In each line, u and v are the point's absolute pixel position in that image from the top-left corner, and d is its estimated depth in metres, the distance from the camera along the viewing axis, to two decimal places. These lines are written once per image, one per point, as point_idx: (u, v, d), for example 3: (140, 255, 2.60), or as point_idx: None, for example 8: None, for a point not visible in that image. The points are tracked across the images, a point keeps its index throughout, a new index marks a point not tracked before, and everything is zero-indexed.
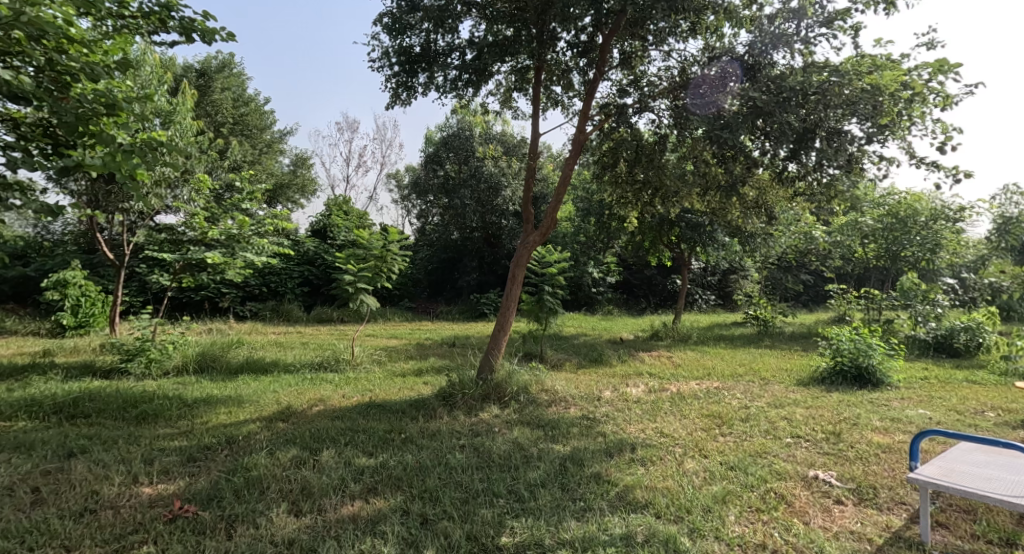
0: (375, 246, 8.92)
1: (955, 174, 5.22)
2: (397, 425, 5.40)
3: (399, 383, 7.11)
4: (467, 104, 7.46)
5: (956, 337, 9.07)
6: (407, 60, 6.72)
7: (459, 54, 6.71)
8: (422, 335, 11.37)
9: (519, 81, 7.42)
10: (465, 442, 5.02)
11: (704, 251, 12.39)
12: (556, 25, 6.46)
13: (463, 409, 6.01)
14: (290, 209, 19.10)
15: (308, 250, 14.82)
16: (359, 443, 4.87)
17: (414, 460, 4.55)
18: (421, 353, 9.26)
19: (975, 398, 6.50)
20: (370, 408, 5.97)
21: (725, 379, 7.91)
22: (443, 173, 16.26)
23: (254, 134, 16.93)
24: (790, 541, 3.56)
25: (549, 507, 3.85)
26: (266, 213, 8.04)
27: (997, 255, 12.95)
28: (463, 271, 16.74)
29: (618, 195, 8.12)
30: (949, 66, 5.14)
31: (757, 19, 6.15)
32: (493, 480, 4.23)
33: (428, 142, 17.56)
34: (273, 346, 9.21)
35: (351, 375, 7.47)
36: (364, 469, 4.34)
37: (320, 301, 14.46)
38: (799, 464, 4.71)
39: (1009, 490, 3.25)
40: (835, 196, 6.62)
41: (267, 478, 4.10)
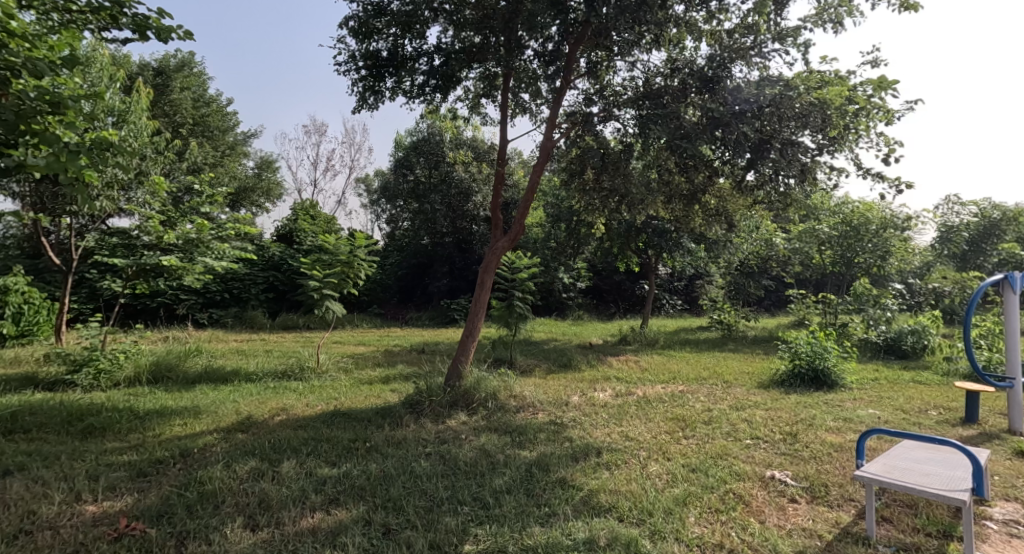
0: (342, 252, 8.78)
1: (897, 185, 5.47)
2: (363, 434, 5.35)
3: (366, 391, 7.05)
4: (435, 110, 7.50)
5: (904, 340, 9.44)
6: (373, 65, 6.70)
7: (427, 60, 6.73)
8: (390, 342, 11.30)
9: (488, 88, 7.49)
10: (431, 450, 5.00)
11: (669, 257, 12.62)
12: (524, 33, 6.48)
13: (430, 416, 5.99)
14: (254, 214, 18.79)
15: (272, 255, 14.55)
16: (322, 453, 4.82)
17: (378, 469, 4.52)
18: (389, 360, 9.20)
19: (920, 398, 6.78)
20: (334, 417, 5.91)
21: (689, 382, 8.08)
22: (414, 178, 16.29)
23: (215, 135, 16.61)
24: (746, 540, 3.65)
25: (513, 514, 3.87)
26: (227, 217, 7.90)
27: (942, 262, 13.55)
28: (434, 276, 16.69)
29: (585, 202, 8.24)
30: (888, 83, 5.42)
31: (717, 33, 6.56)
32: (458, 487, 4.23)
33: (397, 147, 17.54)
34: (235, 354, 9.03)
35: (316, 383, 7.37)
36: (326, 479, 4.29)
37: (285, 308, 14.25)
38: (757, 465, 4.85)
39: (945, 484, 3.41)
40: (792, 205, 6.84)
41: (223, 492, 4.02)
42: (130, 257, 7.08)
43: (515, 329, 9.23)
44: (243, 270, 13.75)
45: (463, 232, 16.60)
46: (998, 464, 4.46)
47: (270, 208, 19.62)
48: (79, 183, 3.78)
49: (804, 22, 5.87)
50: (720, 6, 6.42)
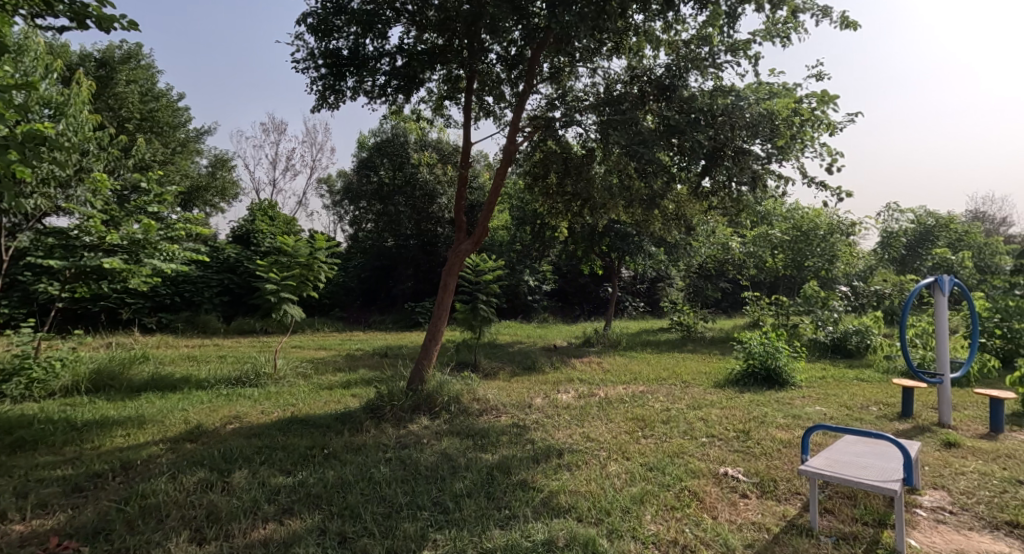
0: (301, 253, 8.65)
1: (839, 194, 5.70)
2: (321, 441, 5.29)
3: (325, 396, 6.96)
4: (398, 111, 7.46)
5: (849, 339, 9.85)
6: (334, 63, 6.62)
7: (389, 60, 6.71)
8: (351, 346, 11.17)
9: (451, 89, 7.52)
10: (392, 455, 4.99)
11: (631, 259, 12.85)
12: (487, 36, 6.51)
13: (391, 421, 5.96)
14: (207, 214, 18.33)
15: (227, 256, 14.21)
16: (276, 462, 4.75)
17: (336, 476, 4.48)
18: (350, 364, 9.10)
19: (863, 394, 7.10)
20: (291, 424, 5.82)
21: (649, 382, 8.25)
22: (377, 179, 16.17)
23: (165, 132, 16.14)
24: (699, 536, 3.75)
25: (473, 518, 3.89)
26: (178, 217, 7.72)
27: (884, 266, 14.27)
28: (398, 279, 16.56)
29: (549, 205, 8.41)
30: (830, 98, 5.73)
31: (675, 43, 6.79)
32: (418, 492, 4.23)
33: (361, 147, 17.40)
34: (185, 360, 8.79)
35: (272, 390, 7.23)
36: (279, 489, 4.24)
37: (241, 312, 13.94)
38: (711, 462, 5.00)
39: (881, 476, 3.58)
40: (745, 210, 7.05)
41: (167, 505, 3.92)
42: (69, 258, 6.76)
43: (478, 332, 9.23)
44: (195, 272, 13.39)
45: (427, 234, 16.49)
46: (928, 455, 4.71)
47: (225, 208, 19.19)
48: (8, 177, 3.64)
49: (754, 35, 6.13)
50: (677, 17, 6.61)
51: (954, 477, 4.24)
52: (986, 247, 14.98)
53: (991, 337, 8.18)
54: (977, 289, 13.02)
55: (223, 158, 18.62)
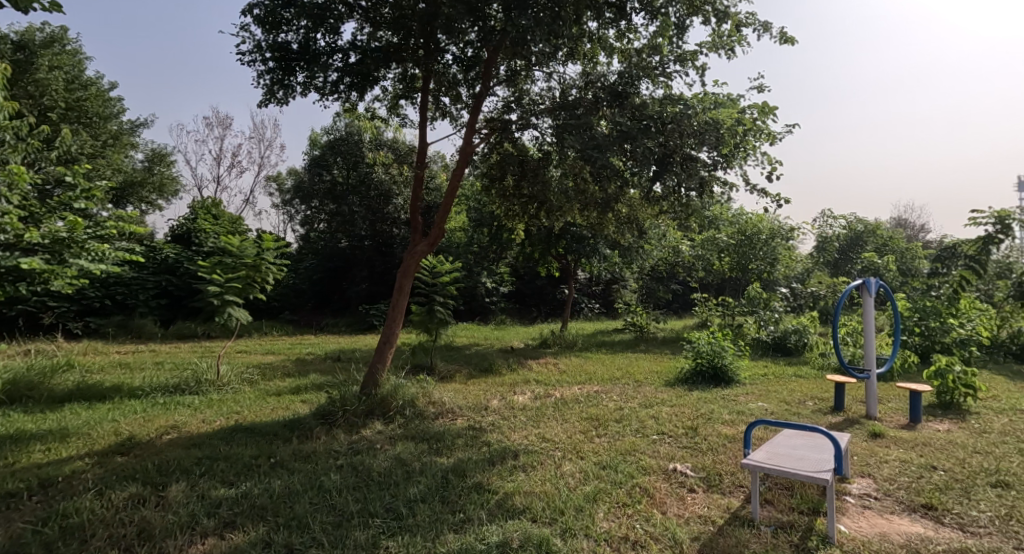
0: (248, 254, 8.41)
1: (779, 201, 6.03)
2: (267, 449, 5.23)
3: (272, 403, 6.86)
4: (351, 108, 7.40)
5: (789, 338, 10.31)
6: (283, 57, 6.49)
7: (341, 56, 6.65)
8: (302, 350, 11.00)
9: (407, 89, 7.54)
10: (343, 462, 4.98)
11: (587, 262, 13.08)
12: (443, 37, 6.57)
13: (343, 427, 5.94)
14: (143, 211, 17.67)
15: (166, 257, 13.73)
16: (217, 473, 4.67)
17: (282, 486, 4.45)
18: (300, 369, 8.97)
19: (801, 390, 7.48)
20: (235, 433, 5.73)
21: (603, 382, 8.46)
22: (330, 178, 16.13)
23: (94, 122, 15.48)
24: (648, 531, 3.89)
25: (426, 523, 3.94)
26: (108, 214, 7.46)
27: (819, 269, 15.04)
28: (352, 281, 16.37)
29: (505, 207, 8.54)
30: (769, 109, 6.07)
31: (627, 51, 7.05)
32: (369, 500, 4.24)
33: (312, 145, 17.18)
34: (116, 368, 8.48)
35: (215, 397, 7.08)
36: (221, 502, 4.18)
37: (181, 316, 13.52)
38: (661, 458, 5.20)
39: (815, 467, 3.82)
40: (693, 215, 7.31)
41: (93, 524, 3.81)
42: None
43: (434, 334, 9.24)
44: (129, 274, 12.91)
45: (382, 235, 16.31)
46: (857, 445, 5.04)
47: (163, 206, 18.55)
48: None
49: (701, 46, 6.41)
50: (629, 26, 6.83)
51: (878, 465, 4.56)
52: (907, 252, 16.04)
53: (911, 334, 8.77)
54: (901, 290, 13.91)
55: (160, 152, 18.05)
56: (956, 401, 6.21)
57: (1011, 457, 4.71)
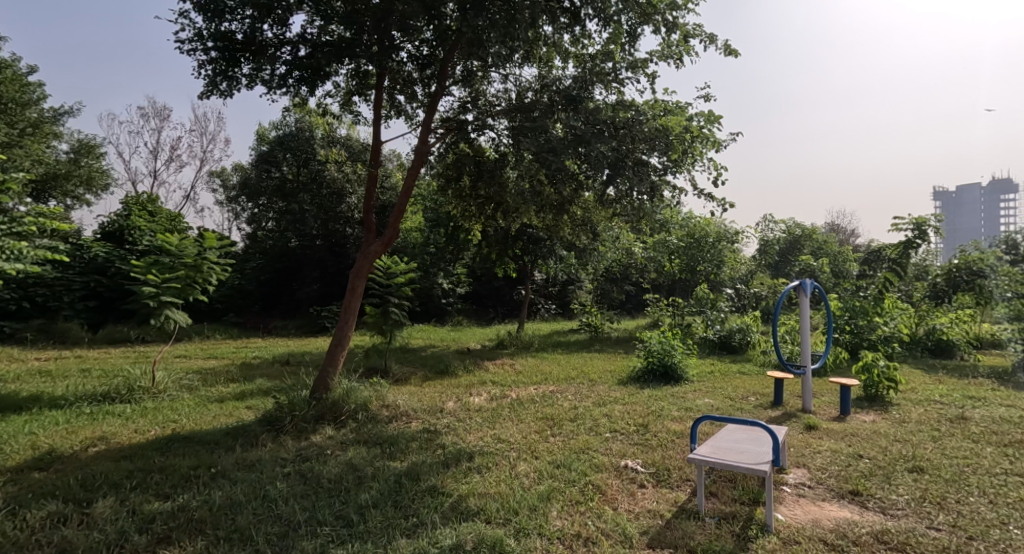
0: (188, 253, 7.99)
1: (723, 205, 6.31)
2: (206, 459, 5.11)
3: (214, 410, 6.71)
4: (303, 103, 7.28)
5: (733, 337, 10.71)
6: (226, 47, 6.21)
7: (290, 49, 6.39)
8: (247, 354, 10.74)
9: (360, 86, 7.50)
10: (291, 469, 4.93)
11: (543, 263, 13.23)
12: (397, 34, 6.54)
13: (291, 433, 5.86)
14: (69, 205, 16.89)
15: (94, 256, 13.11)
16: (151, 486, 4.54)
17: (224, 496, 4.36)
18: (245, 374, 8.76)
19: (745, 386, 7.82)
20: (173, 442, 5.57)
21: (559, 382, 8.61)
22: (279, 176, 16.17)
23: (10, 110, 14.68)
24: (600, 527, 4.01)
25: (378, 529, 3.94)
26: (26, 210, 6.62)
27: (762, 271, 15.70)
28: (302, 281, 16.07)
29: (462, 207, 8.60)
30: (715, 118, 6.34)
31: (582, 55, 7.22)
32: (318, 507, 4.21)
33: (259, 140, 16.85)
34: (39, 376, 8.11)
35: (150, 405, 6.87)
36: (155, 516, 4.06)
37: (112, 319, 13.04)
38: (613, 456, 5.35)
39: (756, 459, 4.02)
40: (645, 218, 7.54)
41: (8, 547, 3.64)
42: None
43: (388, 336, 9.19)
44: (51, 274, 12.30)
45: (335, 235, 16.03)
46: (794, 437, 5.33)
47: (92, 200, 17.78)
48: None
49: (651, 54, 6.64)
50: (583, 32, 7.00)
51: (812, 456, 4.84)
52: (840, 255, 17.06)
53: (842, 332, 9.30)
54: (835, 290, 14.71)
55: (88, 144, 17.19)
56: (881, 394, 6.61)
57: (928, 444, 5.08)
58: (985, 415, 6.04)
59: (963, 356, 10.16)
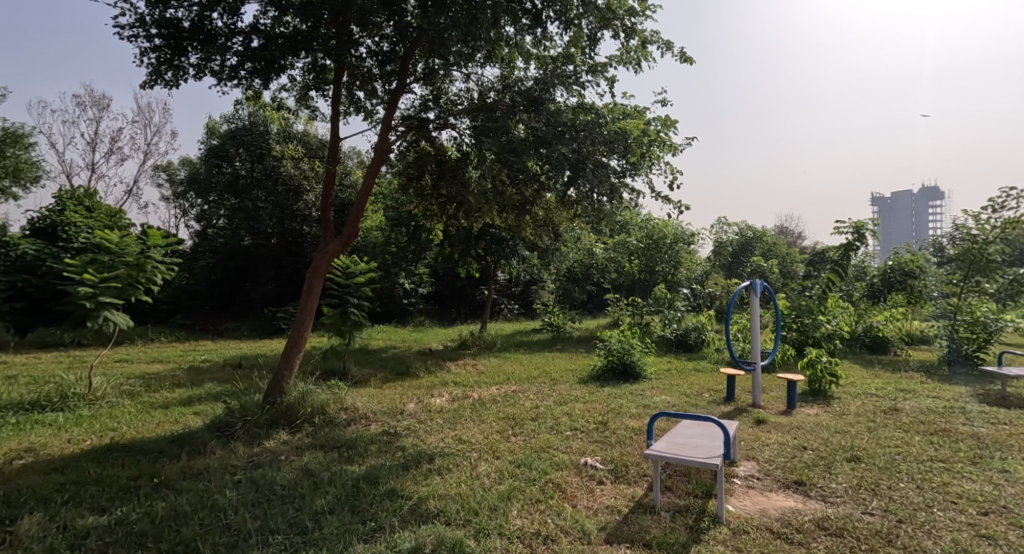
0: (130, 252, 7.44)
1: (679, 208, 6.50)
2: (148, 470, 4.95)
3: (158, 418, 6.51)
4: (257, 96, 7.10)
5: (689, 335, 10.99)
6: (171, 35, 5.91)
7: (242, 39, 6.15)
8: (196, 358, 10.44)
9: (318, 80, 7.40)
10: (241, 477, 4.83)
11: (506, 263, 13.30)
12: (356, 28, 6.45)
13: (243, 439, 5.74)
14: None
15: (21, 254, 12.51)
16: (86, 500, 4.37)
17: (168, 507, 4.23)
18: (194, 379, 8.52)
19: (700, 383, 8.05)
20: (111, 452, 5.38)
21: (521, 382, 8.68)
22: (231, 171, 15.97)
23: None
24: (560, 524, 4.08)
25: (334, 535, 3.90)
26: None
27: (716, 271, 16.17)
28: (256, 281, 15.71)
29: (423, 206, 8.59)
30: (670, 122, 6.53)
31: (543, 57, 7.31)
32: (270, 515, 4.13)
33: (210, 133, 16.41)
34: None
35: (86, 413, 6.61)
36: (90, 530, 3.91)
37: (43, 321, 12.47)
38: (574, 454, 5.45)
39: (708, 454, 4.15)
40: (605, 220, 7.68)
41: None
42: None
43: (347, 337, 9.09)
44: None
45: (291, 233, 15.76)
46: (744, 431, 5.53)
47: (19, 193, 16.96)
48: None
49: (610, 59, 6.77)
50: (544, 34, 7.09)
51: (761, 449, 5.04)
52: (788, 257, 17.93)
53: (789, 329, 9.60)
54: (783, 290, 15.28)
55: (14, 132, 16.19)
56: (824, 388, 6.92)
57: (864, 434, 5.36)
58: (915, 406, 6.40)
59: (896, 351, 10.74)
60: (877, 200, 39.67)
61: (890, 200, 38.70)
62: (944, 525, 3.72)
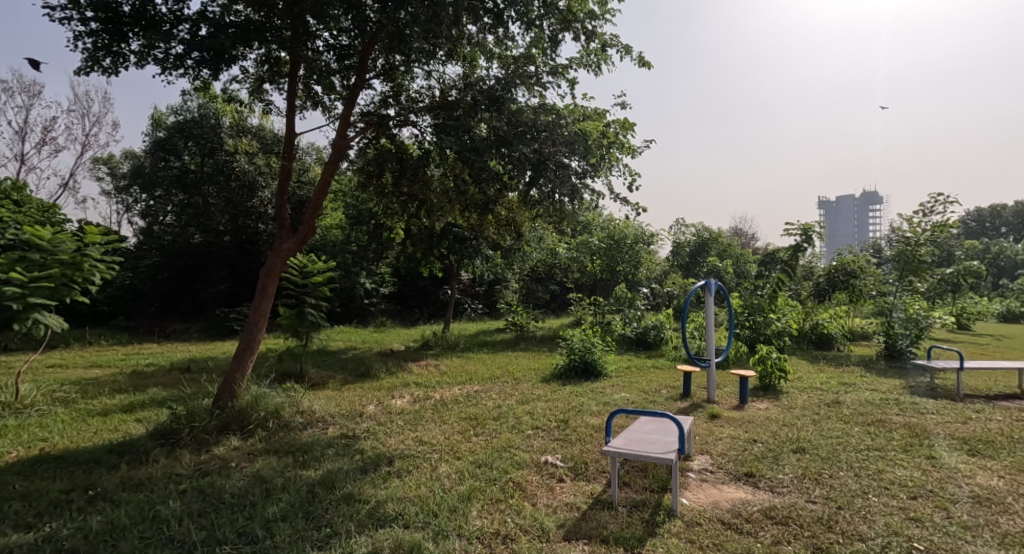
0: (64, 249, 6.93)
1: (637, 209, 6.62)
2: (83, 482, 4.77)
3: (97, 426, 6.26)
4: (206, 87, 6.89)
5: (649, 334, 11.18)
6: (110, 19, 5.66)
7: (189, 27, 5.94)
8: (139, 362, 10.08)
9: (272, 72, 7.23)
10: (187, 486, 4.69)
11: (469, 263, 13.28)
12: (312, 20, 6.31)
13: (190, 446, 5.58)
14: None
15: None
16: (15, 515, 4.17)
17: (104, 521, 4.08)
18: (137, 384, 8.22)
19: (658, 380, 8.21)
20: (43, 464, 5.15)
21: (483, 381, 8.69)
22: (179, 166, 15.19)
23: None
24: (519, 524, 4.10)
25: (286, 543, 3.82)
26: None
27: (675, 271, 16.50)
28: (207, 281, 15.26)
29: (384, 204, 8.49)
30: (629, 125, 6.63)
31: (506, 56, 7.33)
32: (218, 525, 4.02)
33: (156, 125, 15.79)
34: None
35: (16, 422, 6.30)
36: (18, 546, 3.72)
37: None
38: (535, 452, 5.49)
39: (664, 449, 4.24)
40: (566, 221, 7.75)
41: None
42: None
43: (304, 339, 8.92)
44: None
45: (245, 231, 15.37)
46: (699, 426, 5.67)
47: None
48: None
49: (571, 61, 6.85)
50: (506, 34, 7.10)
51: (714, 443, 5.18)
52: (743, 257, 18.40)
53: (743, 327, 9.88)
54: (736, 290, 15.72)
55: None
56: (773, 383, 7.15)
57: (809, 427, 5.56)
58: (855, 399, 6.68)
59: (841, 347, 11.17)
60: (823, 203, 41.32)
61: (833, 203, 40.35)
62: (878, 510, 3.89)
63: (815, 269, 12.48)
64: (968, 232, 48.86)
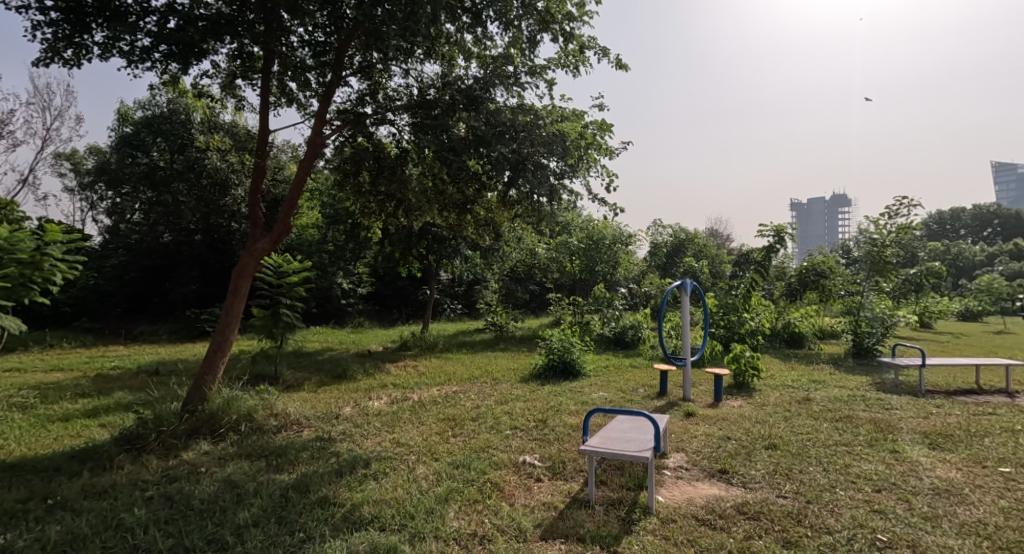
0: (24, 247, 6.56)
1: (615, 210, 6.66)
2: (43, 490, 4.64)
3: (59, 432, 6.10)
4: (176, 81, 6.76)
5: (627, 333, 11.25)
6: (73, 10, 5.51)
7: (156, 20, 5.81)
8: (106, 365, 9.84)
9: (244, 68, 7.12)
10: (154, 492, 4.59)
11: (447, 263, 13.22)
12: (286, 16, 6.22)
13: (158, 452, 5.46)
14: None
15: None
16: None
17: (66, 530, 3.97)
18: (102, 388, 8.02)
19: (635, 379, 8.27)
20: (1, 472, 5.00)
21: (462, 382, 8.66)
22: (148, 162, 15.14)
23: None
24: (496, 524, 4.09)
25: (257, 548, 3.76)
26: None
27: (652, 271, 16.67)
28: (178, 282, 14.97)
29: (361, 204, 8.40)
30: (607, 126, 6.67)
31: (484, 55, 7.32)
32: (186, 532, 3.94)
33: (125, 122, 15.49)
34: None
35: None
36: None
37: None
38: (513, 452, 5.49)
39: (640, 448, 4.26)
40: (544, 220, 7.76)
41: None
42: None
43: (279, 340, 8.80)
44: None
45: (218, 231, 15.11)
46: (675, 424, 5.72)
47: None
48: None
49: (549, 62, 6.86)
50: (485, 33, 7.09)
51: (690, 440, 5.23)
52: (718, 258, 18.67)
53: (718, 326, 10.00)
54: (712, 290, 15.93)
55: None
56: (747, 381, 7.25)
57: (782, 424, 5.65)
58: (826, 396, 6.81)
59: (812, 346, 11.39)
60: (795, 205, 42.16)
61: (804, 205, 41.24)
62: (845, 504, 3.97)
63: (789, 269, 12.69)
64: (931, 234, 50.45)
